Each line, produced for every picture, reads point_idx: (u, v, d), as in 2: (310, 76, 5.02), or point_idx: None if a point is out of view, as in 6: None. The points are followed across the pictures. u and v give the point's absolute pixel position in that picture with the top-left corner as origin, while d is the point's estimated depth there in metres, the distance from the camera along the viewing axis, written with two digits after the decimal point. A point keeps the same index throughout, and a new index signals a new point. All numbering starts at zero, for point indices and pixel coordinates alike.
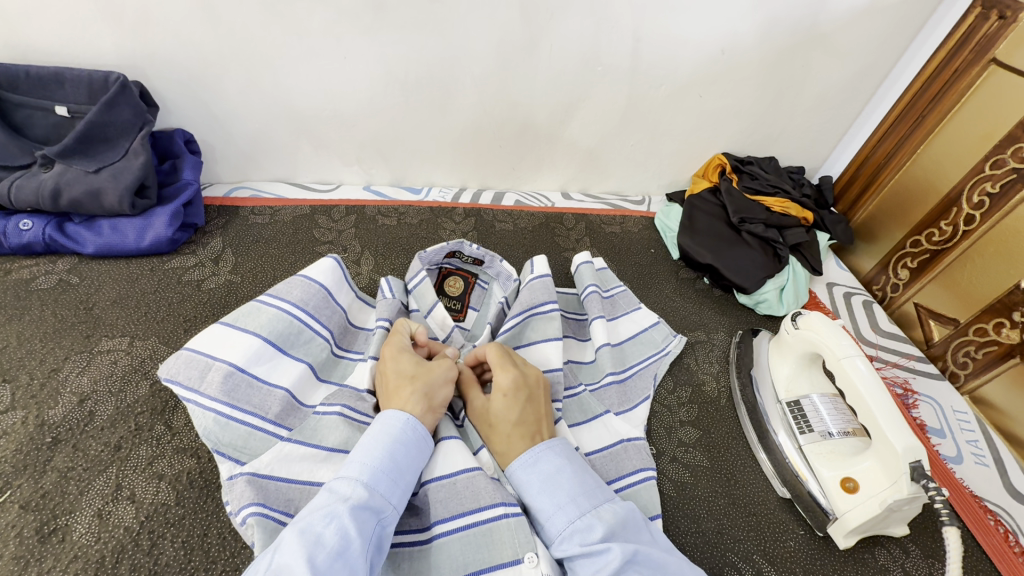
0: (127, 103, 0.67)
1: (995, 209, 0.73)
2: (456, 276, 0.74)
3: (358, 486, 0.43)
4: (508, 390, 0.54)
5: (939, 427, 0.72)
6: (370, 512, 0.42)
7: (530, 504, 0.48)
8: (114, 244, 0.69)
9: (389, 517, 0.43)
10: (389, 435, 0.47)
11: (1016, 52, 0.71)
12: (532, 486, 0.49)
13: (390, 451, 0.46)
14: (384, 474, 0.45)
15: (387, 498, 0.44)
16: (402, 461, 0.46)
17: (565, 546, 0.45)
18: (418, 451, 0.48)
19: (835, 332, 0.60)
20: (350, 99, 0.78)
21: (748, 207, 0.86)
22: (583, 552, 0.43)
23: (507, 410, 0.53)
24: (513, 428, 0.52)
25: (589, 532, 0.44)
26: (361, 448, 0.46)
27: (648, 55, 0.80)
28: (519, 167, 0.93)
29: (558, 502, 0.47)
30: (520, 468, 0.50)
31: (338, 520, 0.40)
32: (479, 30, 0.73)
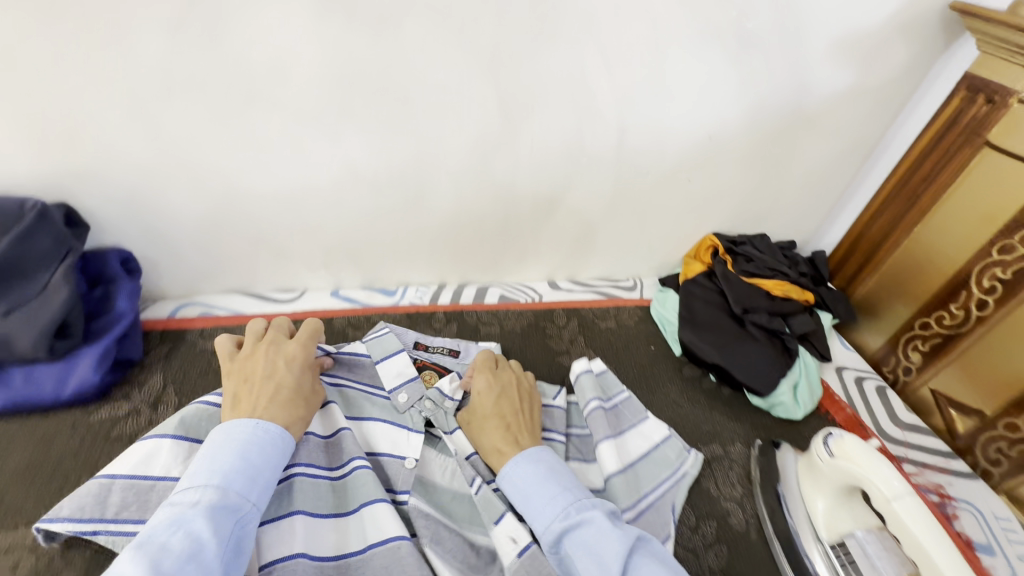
0: (46, 231, 0.58)
1: (1012, 297, 0.69)
2: (430, 369, 0.69)
3: (206, 490, 0.43)
4: (488, 393, 0.61)
5: (987, 543, 0.65)
6: (225, 511, 0.42)
7: (524, 498, 0.52)
8: (31, 397, 0.58)
9: (249, 514, 0.44)
10: (240, 440, 0.47)
11: (1010, 137, 0.69)
12: (534, 479, 0.52)
13: (241, 454, 0.46)
14: (236, 473, 0.45)
15: (244, 495, 0.44)
16: (257, 460, 0.46)
17: (564, 523, 0.48)
18: (275, 447, 0.48)
19: (876, 461, 0.52)
20: (313, 203, 0.71)
21: (749, 295, 0.80)
22: (586, 530, 0.47)
23: (493, 403, 0.60)
24: (490, 417, 0.59)
25: (591, 510, 0.49)
26: (205, 455, 0.46)
27: (634, 144, 0.75)
28: (501, 260, 0.86)
29: (563, 488, 0.51)
30: (524, 461, 0.54)
31: (186, 527, 0.40)
32: (454, 128, 0.67)
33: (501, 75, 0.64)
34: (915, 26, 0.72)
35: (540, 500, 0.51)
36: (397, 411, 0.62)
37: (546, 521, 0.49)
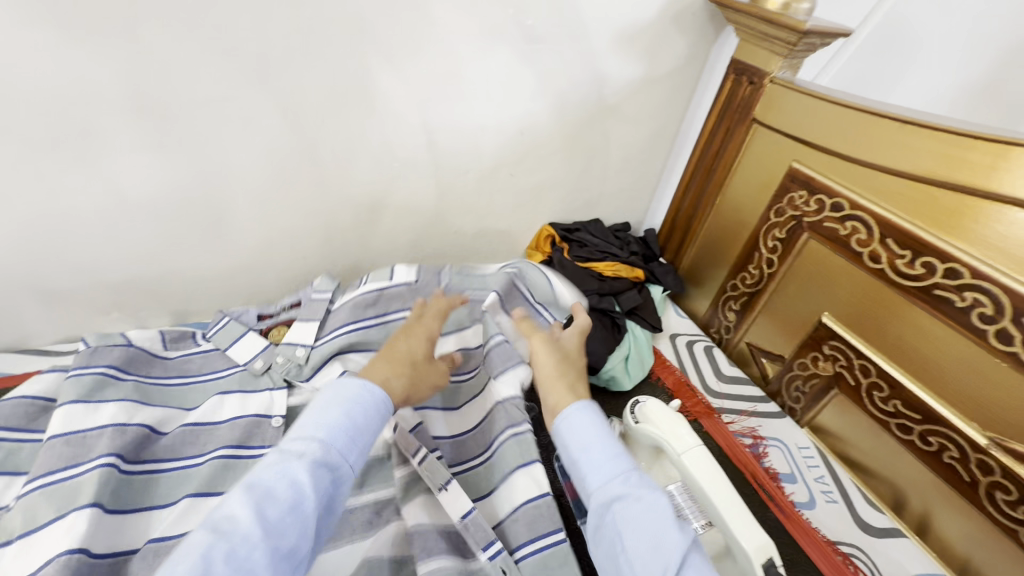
0: None
1: (789, 253, 0.78)
2: (279, 326, 0.72)
3: (313, 442, 0.43)
4: (569, 352, 0.63)
5: (790, 473, 0.73)
6: (326, 469, 0.42)
7: (582, 451, 0.50)
8: None
9: (344, 476, 0.44)
10: (349, 399, 0.47)
11: (769, 113, 0.78)
12: (594, 431, 0.51)
13: (346, 412, 0.46)
14: (341, 431, 0.45)
15: (343, 456, 0.44)
16: (360, 421, 0.47)
17: (619, 487, 0.46)
18: (379, 412, 0.49)
19: (672, 421, 0.58)
20: (82, 238, 0.62)
21: (581, 279, 0.85)
22: (632, 494, 0.45)
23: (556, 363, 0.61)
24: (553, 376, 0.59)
25: (646, 488, 0.46)
26: (314, 408, 0.47)
27: (446, 145, 0.75)
28: (334, 274, 0.83)
29: (615, 453, 0.49)
30: (581, 412, 0.53)
31: (291, 475, 0.41)
32: (238, 142, 0.63)
33: (277, 83, 0.60)
34: (685, 17, 0.78)
35: (596, 457, 0.49)
36: (254, 374, 0.65)
37: (601, 481, 0.47)
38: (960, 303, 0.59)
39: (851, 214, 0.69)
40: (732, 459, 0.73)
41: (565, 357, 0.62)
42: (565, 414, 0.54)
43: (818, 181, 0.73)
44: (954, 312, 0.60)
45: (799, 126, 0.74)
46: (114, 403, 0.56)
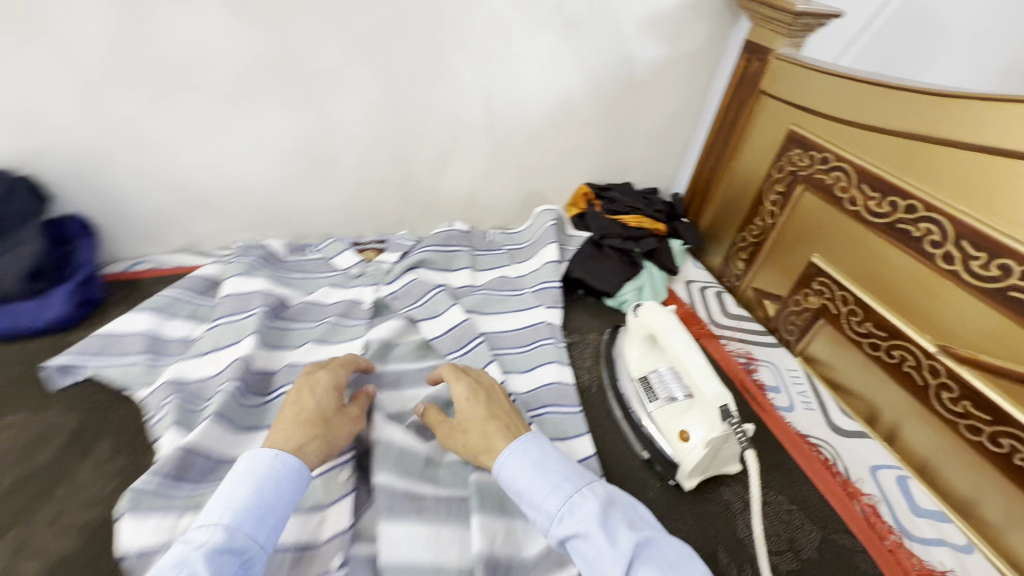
0: (20, 199, 0.72)
1: (787, 204, 0.92)
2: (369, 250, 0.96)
3: (216, 529, 0.45)
4: (469, 398, 0.62)
5: (776, 385, 0.87)
6: (231, 555, 0.44)
7: (519, 496, 0.53)
8: (12, 323, 0.69)
9: (255, 558, 0.45)
10: (255, 473, 0.49)
11: (774, 85, 0.92)
12: (523, 473, 0.54)
13: (258, 489, 0.48)
14: (248, 513, 0.47)
15: (252, 537, 0.46)
16: (270, 498, 0.48)
17: (561, 529, 0.50)
18: (291, 484, 0.50)
19: (662, 317, 0.74)
20: (238, 171, 0.87)
21: (607, 226, 1.02)
22: (576, 532, 0.49)
23: (473, 411, 0.61)
24: (486, 423, 0.60)
25: (584, 516, 0.50)
26: (223, 490, 0.48)
27: (500, 110, 0.95)
28: (408, 216, 1.05)
29: (551, 484, 0.52)
30: (508, 459, 0.55)
31: (187, 568, 0.41)
32: (348, 103, 0.85)
33: (378, 57, 0.82)
34: (703, 6, 0.93)
35: (534, 498, 0.52)
36: (350, 276, 0.88)
37: (545, 523, 0.51)
38: (915, 233, 0.71)
39: (836, 165, 0.82)
40: (726, 369, 0.87)
41: (472, 407, 0.61)
42: (502, 460, 0.56)
43: (812, 140, 0.86)
44: (911, 241, 0.72)
45: (797, 95, 0.88)
46: (259, 278, 0.79)
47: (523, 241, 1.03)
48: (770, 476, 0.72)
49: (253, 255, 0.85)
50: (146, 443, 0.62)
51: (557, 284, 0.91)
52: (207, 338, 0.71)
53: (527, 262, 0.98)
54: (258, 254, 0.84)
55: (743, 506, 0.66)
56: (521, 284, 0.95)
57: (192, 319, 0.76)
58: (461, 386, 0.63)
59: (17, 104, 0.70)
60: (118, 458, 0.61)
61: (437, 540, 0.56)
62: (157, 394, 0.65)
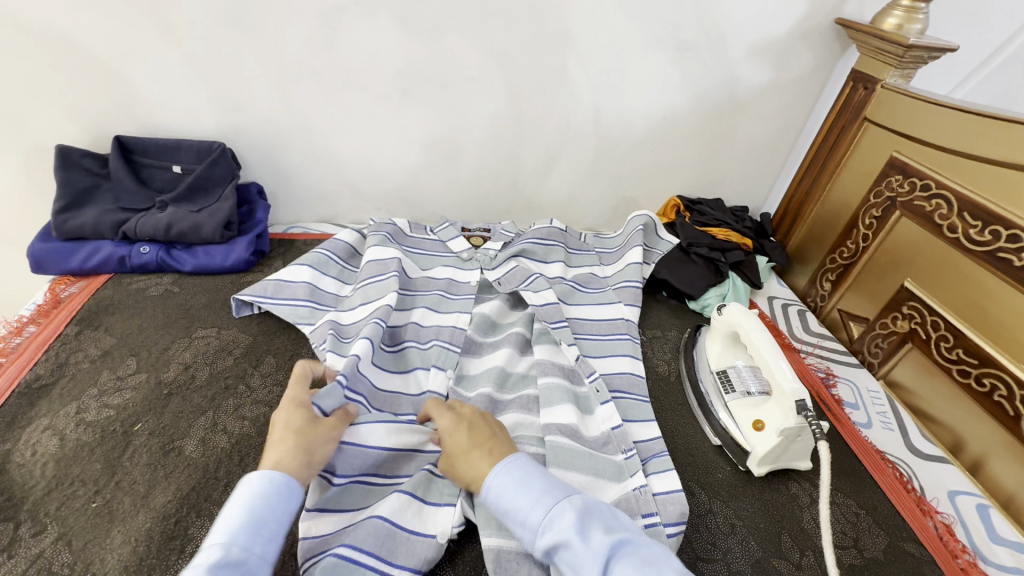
0: (224, 163, 0.92)
1: (882, 228, 0.93)
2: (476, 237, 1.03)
3: (213, 546, 0.45)
4: (451, 428, 0.61)
5: (854, 402, 0.88)
6: (230, 567, 0.44)
7: (505, 514, 0.53)
8: (206, 264, 0.89)
9: (254, 567, 0.45)
10: (245, 492, 0.49)
11: (879, 112, 0.94)
12: (508, 489, 0.53)
13: (249, 505, 0.48)
14: (243, 528, 0.46)
15: (248, 549, 0.45)
16: (262, 512, 0.48)
17: (544, 540, 0.49)
18: (283, 496, 0.50)
19: (747, 317, 0.79)
20: (381, 157, 1.04)
21: (696, 235, 1.07)
22: (560, 542, 0.49)
23: (459, 439, 0.60)
24: (472, 449, 0.58)
25: (564, 525, 0.49)
26: (218, 513, 0.48)
27: (607, 121, 1.05)
28: (512, 209, 1.18)
29: (531, 500, 0.52)
30: (495, 476, 0.54)
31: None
32: (477, 105, 0.99)
33: (508, 68, 0.95)
34: (813, 34, 0.98)
35: (517, 514, 0.52)
36: (462, 260, 0.97)
37: (529, 536, 0.51)
38: (1017, 262, 0.71)
39: (937, 193, 0.83)
40: (804, 379, 0.90)
41: (459, 436, 0.60)
42: (486, 483, 0.55)
43: (914, 167, 0.88)
44: (1012, 270, 0.72)
45: (902, 124, 0.90)
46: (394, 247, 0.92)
47: (612, 245, 1.08)
48: (840, 481, 0.75)
49: (385, 230, 0.97)
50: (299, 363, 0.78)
51: (636, 284, 0.98)
52: (354, 296, 0.85)
53: (613, 266, 1.04)
54: (389, 230, 0.96)
55: (809, 500, 0.69)
56: (604, 282, 1.01)
57: (340, 280, 0.89)
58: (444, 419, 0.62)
59: (232, 90, 0.91)
60: (280, 373, 0.76)
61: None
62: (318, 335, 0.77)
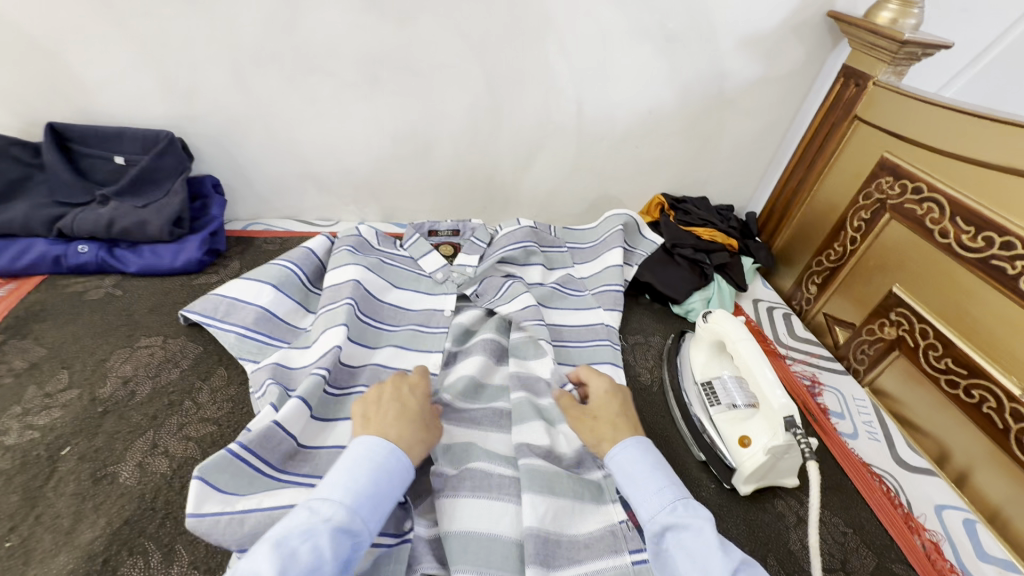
0: (174, 153, 0.85)
1: (870, 232, 0.90)
2: (445, 245, 0.95)
3: (338, 507, 0.48)
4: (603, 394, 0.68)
5: (840, 411, 0.86)
6: (347, 535, 0.47)
7: (628, 482, 0.57)
8: (153, 265, 0.82)
9: (364, 541, 0.48)
10: (376, 462, 0.53)
11: (870, 111, 0.91)
12: (639, 465, 0.58)
13: (373, 476, 0.52)
14: (366, 499, 0.50)
15: (366, 521, 0.49)
16: (383, 490, 0.51)
17: (669, 517, 0.53)
18: (402, 481, 0.53)
19: (734, 325, 0.76)
20: (348, 148, 0.97)
21: (680, 235, 1.03)
22: (686, 527, 0.52)
23: (615, 403, 0.66)
24: (617, 416, 0.64)
25: (696, 514, 0.53)
26: (344, 468, 0.52)
27: (591, 115, 1.00)
28: (490, 206, 1.12)
29: (666, 482, 0.56)
30: (628, 448, 0.60)
31: (314, 539, 0.46)
32: (453, 96, 0.93)
33: (487, 56, 0.88)
34: (804, 28, 0.94)
35: (643, 489, 0.56)
36: (436, 283, 0.88)
37: (651, 510, 0.55)
38: (1010, 271, 0.69)
39: (928, 196, 0.80)
40: (789, 387, 0.87)
41: (607, 403, 0.66)
42: (619, 445, 0.60)
43: (905, 169, 0.85)
44: (1005, 278, 0.70)
45: (894, 123, 0.87)
46: (352, 266, 0.82)
47: (586, 239, 1.04)
48: (826, 497, 0.72)
49: (348, 243, 0.87)
50: (245, 376, 0.70)
51: (618, 287, 0.93)
52: (314, 327, 0.75)
53: (590, 263, 1.00)
54: (353, 243, 0.87)
55: (796, 520, 0.66)
56: (583, 284, 0.96)
57: (302, 306, 0.80)
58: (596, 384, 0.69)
59: (182, 74, 0.83)
60: (230, 387, 0.70)
61: (492, 511, 0.59)
62: (261, 372, 0.68)
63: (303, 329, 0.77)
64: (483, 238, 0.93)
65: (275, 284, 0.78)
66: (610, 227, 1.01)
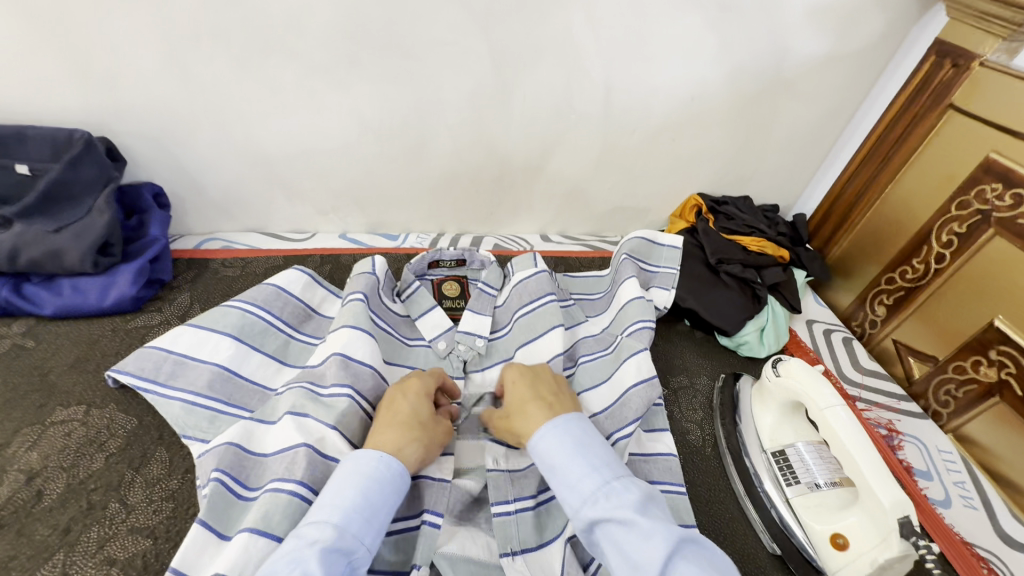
0: (92, 160, 0.67)
1: (965, 249, 0.74)
2: (449, 282, 0.76)
3: (327, 527, 0.41)
4: (519, 377, 0.56)
5: (925, 469, 0.72)
6: (340, 553, 0.40)
7: (552, 472, 0.47)
8: (74, 304, 0.67)
9: (361, 559, 0.41)
10: (365, 472, 0.45)
11: (973, 98, 0.73)
12: (561, 450, 0.48)
13: (362, 491, 0.44)
14: (357, 513, 0.42)
15: (358, 538, 0.41)
16: (376, 500, 0.44)
17: (593, 511, 0.44)
18: (398, 489, 0.46)
19: (815, 381, 0.60)
20: (322, 146, 0.79)
21: (725, 247, 0.87)
22: (617, 520, 0.42)
23: (527, 389, 0.55)
24: (529, 403, 0.53)
25: (623, 499, 0.43)
26: (331, 484, 0.44)
27: (621, 101, 0.81)
28: (497, 212, 0.95)
29: (589, 466, 0.46)
30: (546, 435, 0.49)
31: (304, 565, 0.37)
32: (452, 81, 0.74)
33: (494, 30, 0.69)
34: None
35: (568, 477, 0.46)
36: (437, 356, 0.68)
37: (576, 503, 0.45)
38: None
39: None
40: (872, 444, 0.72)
41: (523, 385, 0.56)
42: (539, 436, 0.50)
43: (1020, 174, 0.67)
44: None
45: (1008, 114, 0.68)
46: (348, 328, 0.60)
47: (597, 289, 0.83)
48: None
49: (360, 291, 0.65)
50: (188, 463, 0.55)
51: (652, 322, 0.71)
52: (283, 396, 0.57)
53: (605, 315, 0.78)
54: (364, 290, 0.64)
55: None
56: (610, 333, 0.74)
57: (276, 359, 0.63)
58: (509, 371, 0.58)
59: (95, 55, 0.64)
60: (172, 479, 0.54)
61: None
62: (208, 459, 0.51)
63: (274, 392, 0.60)
64: (495, 283, 0.73)
65: (241, 337, 0.61)
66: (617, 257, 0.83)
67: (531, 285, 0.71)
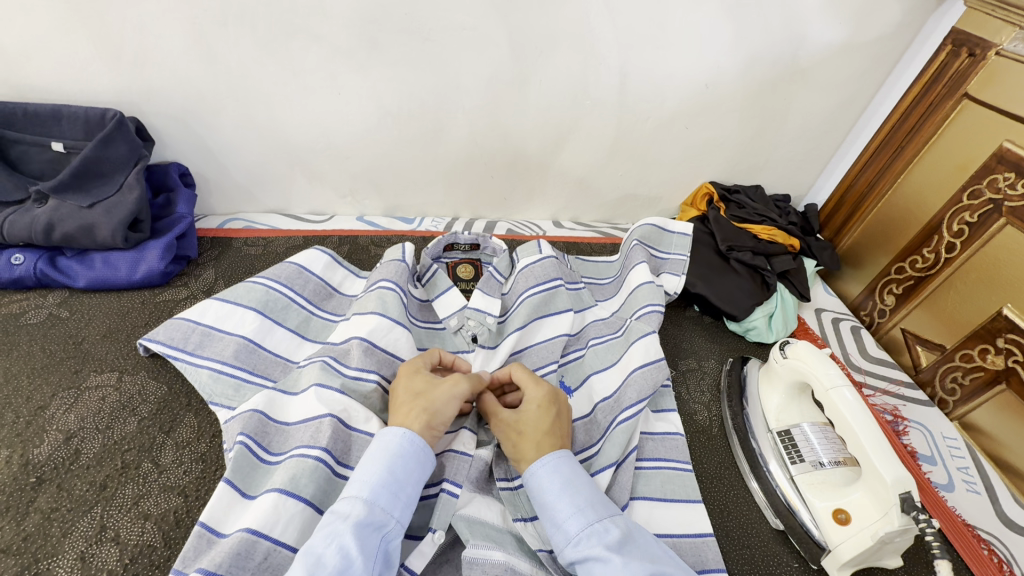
0: (123, 139, 0.69)
1: (976, 238, 0.74)
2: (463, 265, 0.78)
3: (357, 503, 0.43)
4: (544, 401, 0.54)
5: (930, 455, 0.73)
6: (372, 527, 0.42)
7: (542, 509, 0.48)
8: (105, 278, 0.70)
9: (393, 531, 0.43)
10: (390, 450, 0.47)
11: (988, 87, 0.73)
12: (551, 488, 0.48)
13: (388, 466, 0.46)
14: (383, 488, 0.45)
15: (388, 511, 0.44)
16: (402, 475, 0.46)
17: (576, 552, 0.44)
18: (421, 463, 0.48)
19: (822, 364, 0.61)
20: (341, 131, 0.81)
21: (736, 235, 0.88)
22: (599, 561, 0.43)
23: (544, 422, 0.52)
24: (542, 440, 0.51)
25: (604, 542, 0.44)
26: (360, 464, 0.47)
27: (636, 88, 0.82)
28: (510, 198, 0.97)
29: (574, 505, 0.47)
30: (539, 471, 0.49)
31: (339, 540, 0.40)
32: (470, 66, 0.75)
33: (514, 17, 0.70)
34: None
35: (555, 515, 0.47)
36: (451, 333, 0.70)
37: (561, 541, 0.46)
38: None
39: None
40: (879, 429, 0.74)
41: (540, 416, 0.53)
42: (538, 476, 0.49)
43: None
44: None
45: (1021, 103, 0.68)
46: (374, 311, 0.62)
47: (607, 274, 0.84)
48: None
49: (385, 276, 0.66)
50: (216, 428, 0.57)
51: (661, 306, 0.72)
52: (305, 368, 0.59)
53: (614, 300, 0.80)
54: (391, 275, 0.66)
55: None
56: (619, 316, 0.75)
57: (298, 334, 0.65)
58: (537, 391, 0.54)
59: (126, 38, 0.66)
60: (201, 442, 0.56)
61: None
62: (234, 424, 0.53)
63: (296, 364, 0.62)
64: (504, 270, 0.74)
65: (267, 312, 0.63)
66: (627, 243, 0.84)
67: (547, 267, 0.72)
